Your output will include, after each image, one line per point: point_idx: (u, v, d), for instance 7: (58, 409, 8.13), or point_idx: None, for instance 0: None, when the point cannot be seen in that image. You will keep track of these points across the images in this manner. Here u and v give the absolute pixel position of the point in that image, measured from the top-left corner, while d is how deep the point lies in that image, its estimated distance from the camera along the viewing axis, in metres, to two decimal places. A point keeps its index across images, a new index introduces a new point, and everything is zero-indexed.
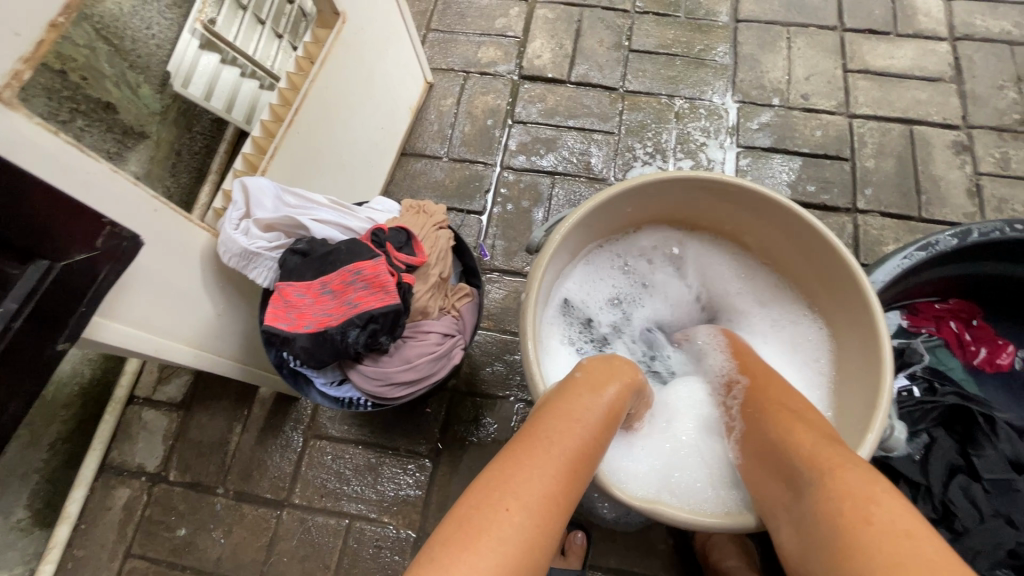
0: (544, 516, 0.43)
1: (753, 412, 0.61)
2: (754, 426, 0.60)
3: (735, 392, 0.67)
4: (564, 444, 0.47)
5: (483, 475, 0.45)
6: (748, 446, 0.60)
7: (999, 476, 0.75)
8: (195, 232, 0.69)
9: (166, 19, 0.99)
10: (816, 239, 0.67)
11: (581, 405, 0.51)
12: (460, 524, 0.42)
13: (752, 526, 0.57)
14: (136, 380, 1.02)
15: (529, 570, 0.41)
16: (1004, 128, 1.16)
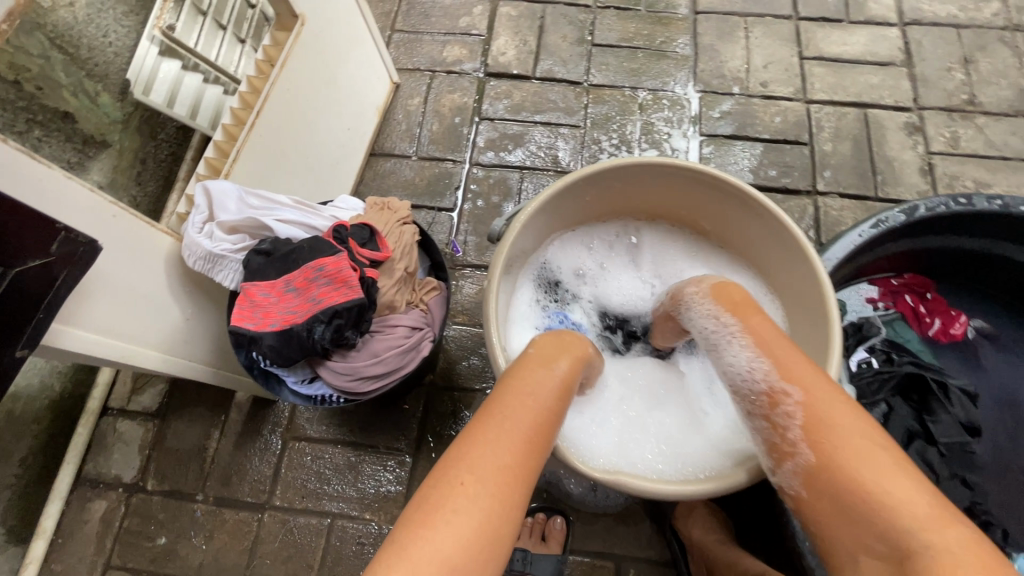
0: (498, 487, 0.45)
1: (818, 437, 0.49)
2: (826, 459, 0.48)
3: (787, 408, 0.52)
4: (517, 418, 0.49)
5: (444, 455, 0.47)
6: (810, 479, 0.49)
7: (953, 438, 0.79)
8: (157, 236, 0.69)
9: (123, 27, 0.97)
10: (776, 224, 0.68)
11: (532, 376, 0.53)
12: (422, 503, 0.44)
13: (720, 490, 0.56)
14: (110, 392, 1.02)
15: (487, 537, 0.43)
16: (953, 108, 1.20)
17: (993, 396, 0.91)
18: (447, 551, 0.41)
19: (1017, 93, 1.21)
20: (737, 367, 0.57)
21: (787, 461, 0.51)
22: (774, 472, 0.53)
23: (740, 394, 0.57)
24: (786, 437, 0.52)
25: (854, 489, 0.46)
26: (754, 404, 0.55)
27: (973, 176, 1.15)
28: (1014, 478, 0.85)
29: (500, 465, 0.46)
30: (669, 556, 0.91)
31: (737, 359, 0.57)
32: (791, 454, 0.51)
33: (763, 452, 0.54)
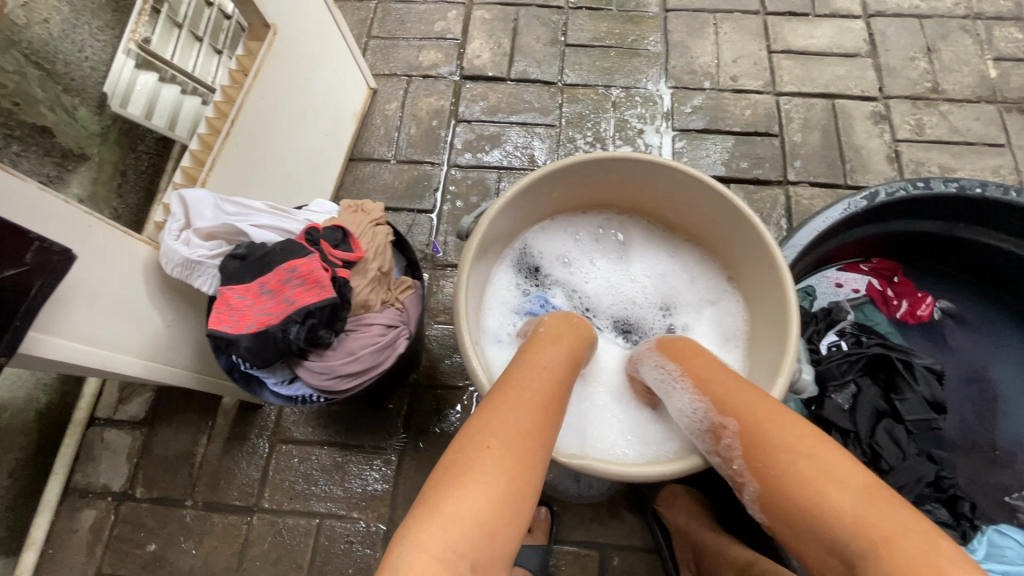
0: (521, 448, 0.48)
1: (759, 461, 0.51)
2: (768, 484, 0.50)
3: (728, 441, 0.54)
4: (533, 386, 0.53)
5: (468, 422, 0.51)
6: (766, 504, 0.51)
7: (919, 416, 0.81)
8: (134, 245, 0.71)
9: (99, 42, 0.99)
10: (744, 224, 0.70)
11: (539, 351, 0.58)
12: (450, 462, 0.47)
13: (672, 473, 0.60)
14: (96, 402, 1.03)
15: (513, 496, 0.46)
16: (918, 97, 1.24)
17: (961, 373, 0.95)
18: (482, 498, 0.45)
19: (979, 79, 1.24)
20: (685, 413, 0.59)
21: (744, 491, 0.53)
22: (743, 501, 0.55)
23: (698, 439, 0.59)
24: (737, 469, 0.54)
25: (802, 505, 0.48)
26: (708, 441, 0.57)
27: (938, 161, 1.18)
28: (980, 452, 0.89)
29: (524, 421, 0.50)
30: (653, 542, 0.92)
31: (684, 406, 0.60)
32: (746, 484, 0.53)
33: (731, 485, 0.56)
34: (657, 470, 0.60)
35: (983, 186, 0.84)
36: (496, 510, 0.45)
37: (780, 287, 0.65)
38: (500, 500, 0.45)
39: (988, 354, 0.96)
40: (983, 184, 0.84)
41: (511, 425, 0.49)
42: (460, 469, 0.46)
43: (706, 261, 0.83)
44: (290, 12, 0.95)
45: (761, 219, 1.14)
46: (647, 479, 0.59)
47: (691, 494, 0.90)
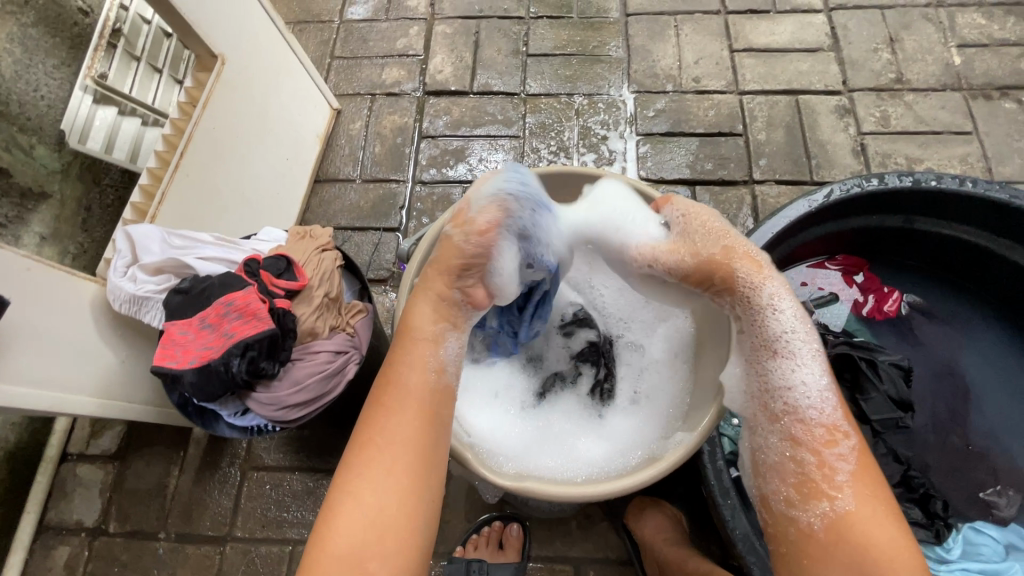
0: (396, 462, 0.54)
1: (854, 485, 0.53)
2: (858, 514, 0.51)
3: (840, 452, 0.54)
4: (404, 394, 0.57)
5: (359, 429, 0.56)
6: (835, 525, 0.52)
7: (885, 416, 0.81)
8: (79, 284, 0.72)
9: (55, 79, 0.99)
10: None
11: (423, 333, 0.61)
12: (350, 476, 0.54)
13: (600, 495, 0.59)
14: (68, 438, 1.03)
15: (400, 505, 0.53)
16: (882, 89, 1.23)
17: (929, 367, 0.95)
18: (377, 502, 0.52)
19: (944, 67, 1.23)
20: (806, 391, 0.58)
21: (819, 500, 0.53)
22: (790, 505, 0.55)
23: (776, 406, 0.58)
24: (828, 477, 0.53)
25: (861, 542, 0.50)
26: (802, 430, 0.56)
27: (905, 152, 1.17)
28: (953, 448, 0.90)
29: (403, 425, 0.55)
30: (627, 555, 0.91)
31: (809, 381, 0.58)
32: (830, 496, 0.53)
33: (785, 480, 0.56)
34: (601, 486, 0.60)
35: (938, 179, 0.83)
36: (384, 510, 0.52)
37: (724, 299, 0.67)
38: (386, 501, 0.52)
39: (956, 345, 0.97)
40: (939, 177, 0.83)
41: (387, 433, 0.55)
42: (357, 482, 0.53)
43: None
44: (239, 41, 0.96)
45: (728, 219, 1.13)
46: (590, 496, 0.58)
47: (662, 507, 0.88)
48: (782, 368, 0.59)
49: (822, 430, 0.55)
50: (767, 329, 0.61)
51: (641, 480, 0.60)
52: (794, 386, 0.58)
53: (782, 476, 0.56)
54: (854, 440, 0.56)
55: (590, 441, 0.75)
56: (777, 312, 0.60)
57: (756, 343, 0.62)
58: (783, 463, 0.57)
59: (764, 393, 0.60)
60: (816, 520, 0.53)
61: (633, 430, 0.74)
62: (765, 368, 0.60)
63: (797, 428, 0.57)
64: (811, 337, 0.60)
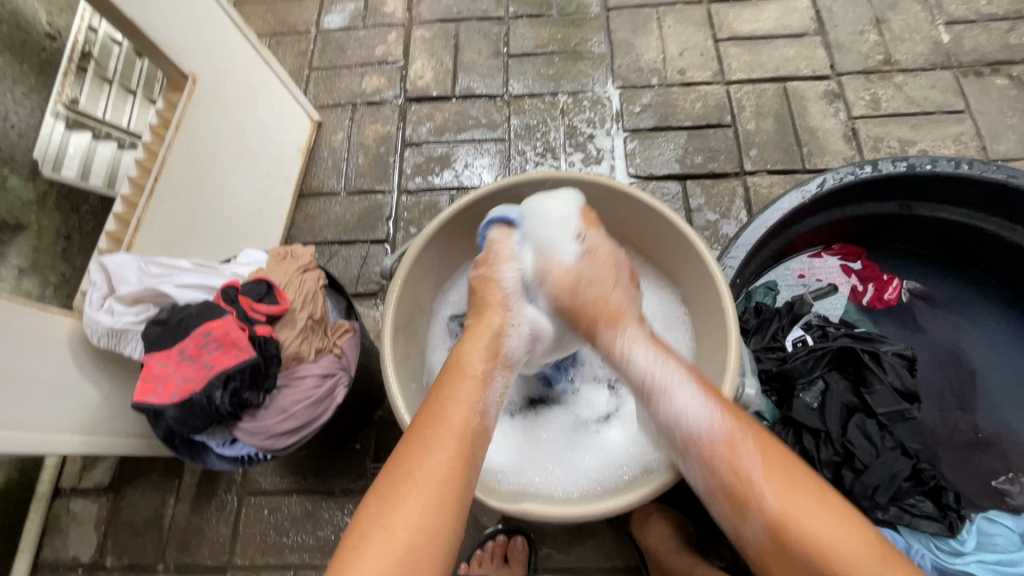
0: (440, 487, 0.53)
1: (770, 486, 0.53)
2: (786, 512, 0.52)
3: (745, 456, 0.55)
4: (452, 420, 0.57)
5: (397, 462, 0.54)
6: (775, 533, 0.52)
7: (890, 408, 0.79)
8: (54, 319, 0.70)
9: (24, 107, 0.92)
10: (681, 239, 0.72)
11: (473, 370, 0.62)
12: (382, 510, 0.52)
13: (596, 515, 0.58)
14: (60, 473, 1.01)
15: (436, 529, 0.51)
16: (870, 71, 1.20)
17: (934, 354, 0.94)
18: (410, 538, 0.50)
19: (932, 46, 1.21)
20: (687, 415, 0.57)
21: (749, 511, 0.54)
22: (733, 523, 0.56)
23: (675, 439, 0.58)
24: (747, 487, 0.54)
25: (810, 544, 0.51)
26: (706, 449, 0.56)
27: (897, 135, 1.15)
28: (962, 436, 0.88)
29: (445, 463, 0.54)
30: (634, 562, 0.88)
31: (687, 405, 0.57)
32: (756, 506, 0.53)
33: (719, 503, 0.56)
34: (590, 508, 0.58)
35: (934, 162, 0.82)
36: (415, 550, 0.50)
37: (720, 306, 0.67)
38: (419, 537, 0.51)
39: (960, 330, 0.95)
40: (935, 160, 0.82)
41: (427, 467, 0.54)
42: (390, 517, 0.51)
43: (663, 285, 0.81)
44: (209, 58, 0.93)
45: (721, 213, 1.11)
46: (581, 518, 0.58)
47: (664, 512, 0.87)
48: (660, 407, 0.59)
49: (716, 444, 0.55)
50: (633, 371, 0.62)
51: (632, 501, 0.58)
52: (675, 416, 0.58)
53: (716, 501, 0.57)
54: (745, 436, 0.55)
55: (583, 453, 0.73)
56: (632, 360, 0.62)
57: (635, 392, 0.63)
58: (709, 488, 0.57)
59: (661, 429, 0.60)
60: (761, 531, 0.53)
61: (629, 442, 0.73)
62: (650, 410, 0.61)
63: (699, 451, 0.56)
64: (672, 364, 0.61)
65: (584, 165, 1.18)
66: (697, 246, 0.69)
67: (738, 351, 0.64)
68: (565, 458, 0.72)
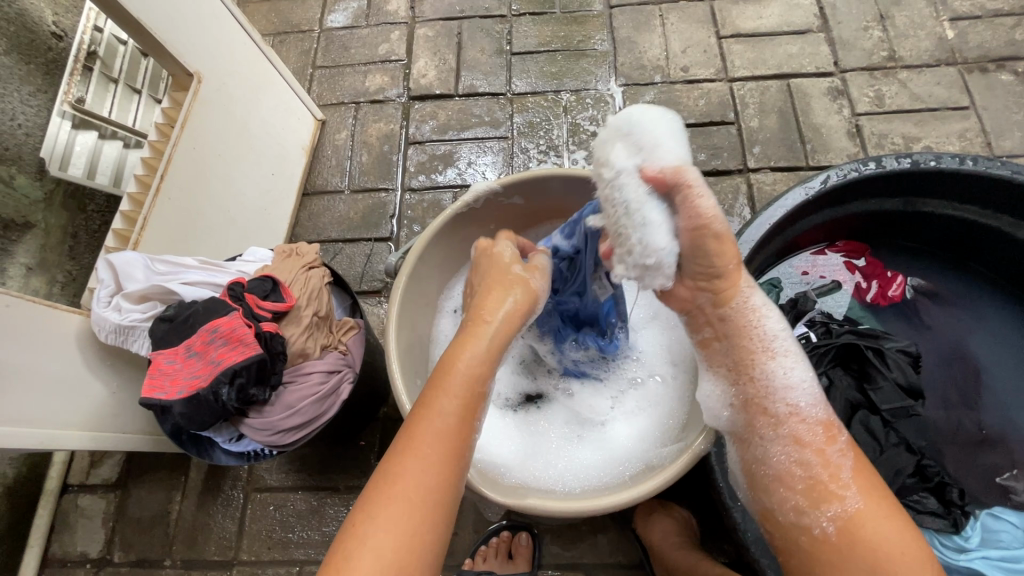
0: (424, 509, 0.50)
1: (856, 481, 0.59)
2: (869, 510, 0.57)
3: (840, 448, 0.61)
4: (440, 435, 0.53)
5: (382, 475, 0.51)
6: (846, 527, 0.57)
7: (895, 405, 0.79)
8: (63, 317, 0.71)
9: (31, 107, 0.93)
10: None
11: (463, 378, 0.56)
12: (368, 517, 0.49)
13: (583, 511, 0.58)
14: (68, 469, 1.01)
15: (417, 554, 0.49)
16: (875, 67, 1.20)
17: (937, 351, 0.94)
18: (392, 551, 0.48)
19: (937, 42, 1.20)
20: (801, 393, 0.63)
21: (829, 504, 0.58)
22: (801, 510, 0.59)
23: (775, 410, 0.63)
24: (836, 480, 0.59)
25: (877, 540, 0.55)
26: (804, 432, 0.62)
27: (901, 131, 1.14)
28: (966, 433, 0.88)
29: (430, 482, 0.51)
30: (637, 557, 0.89)
31: (802, 382, 0.63)
32: (839, 499, 0.58)
33: (792, 488, 0.60)
34: (588, 504, 0.59)
35: (938, 159, 0.82)
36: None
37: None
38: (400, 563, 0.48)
39: (965, 328, 0.95)
40: (939, 157, 0.82)
41: (409, 479, 0.51)
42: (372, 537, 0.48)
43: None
44: (214, 57, 0.94)
45: (724, 210, 1.11)
46: (586, 512, 0.58)
47: (668, 508, 0.87)
48: (777, 372, 0.63)
49: (818, 428, 0.61)
50: (761, 333, 0.64)
51: (638, 493, 0.59)
52: (789, 388, 0.63)
53: (789, 486, 0.61)
54: (845, 430, 0.62)
55: (583, 451, 0.73)
56: (765, 317, 0.64)
57: (750, 347, 0.64)
58: (784, 478, 0.61)
59: (761, 401, 0.63)
60: (828, 524, 0.58)
61: (632, 440, 0.73)
62: (756, 373, 0.63)
63: (800, 430, 0.62)
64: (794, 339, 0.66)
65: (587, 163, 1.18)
66: None
67: None
68: (564, 455, 0.73)
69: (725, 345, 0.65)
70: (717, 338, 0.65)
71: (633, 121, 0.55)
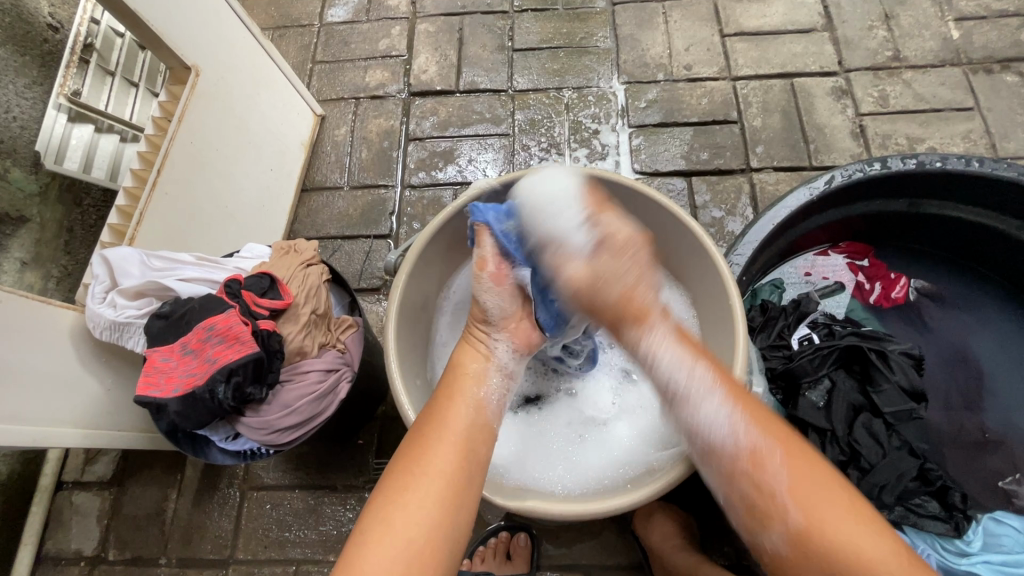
0: (444, 485, 0.52)
1: (796, 495, 0.51)
2: (813, 525, 0.49)
3: (772, 469, 0.52)
4: (453, 418, 0.56)
5: (399, 457, 0.54)
6: (796, 544, 0.50)
7: (898, 408, 0.78)
8: (57, 312, 0.69)
9: (26, 99, 0.92)
10: (689, 237, 0.71)
11: (468, 370, 0.61)
12: (383, 503, 0.51)
13: (584, 514, 0.58)
14: (63, 466, 1.01)
15: (440, 528, 0.50)
16: (879, 67, 1.19)
17: (940, 353, 0.93)
18: (410, 533, 0.49)
19: (942, 42, 1.20)
20: (711, 429, 0.54)
21: (773, 523, 0.51)
22: (752, 529, 0.54)
23: (697, 446, 0.56)
24: (771, 502, 0.51)
25: (827, 554, 0.49)
26: (732, 464, 0.54)
27: (905, 132, 1.14)
28: (968, 436, 0.88)
29: (448, 457, 0.53)
30: (636, 559, 0.88)
31: (713, 419, 0.54)
32: (779, 519, 0.51)
33: (738, 510, 0.55)
34: (591, 508, 0.58)
35: (943, 160, 0.81)
36: (419, 545, 0.49)
37: (726, 302, 0.66)
38: (424, 533, 0.49)
39: (967, 330, 0.94)
40: (944, 158, 0.81)
41: (432, 461, 0.53)
42: (393, 510, 0.50)
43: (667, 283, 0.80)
44: (213, 51, 0.93)
45: (727, 210, 1.10)
46: (590, 515, 0.58)
47: (667, 509, 0.86)
48: (684, 414, 0.56)
49: (742, 456, 0.53)
50: (654, 379, 0.57)
51: (644, 496, 0.58)
52: (699, 427, 0.55)
53: (737, 507, 0.55)
54: (775, 448, 0.52)
55: (586, 454, 0.72)
56: (654, 362, 0.57)
57: (658, 394, 0.59)
58: (730, 495, 0.55)
59: (687, 441, 0.57)
60: (780, 541, 0.52)
61: (635, 442, 0.73)
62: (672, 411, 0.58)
63: (724, 460, 0.54)
64: (693, 374, 0.55)
65: (589, 161, 1.18)
66: (708, 248, 0.68)
67: (745, 330, 0.64)
68: (568, 458, 0.72)
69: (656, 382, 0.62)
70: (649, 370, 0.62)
71: (535, 189, 0.66)
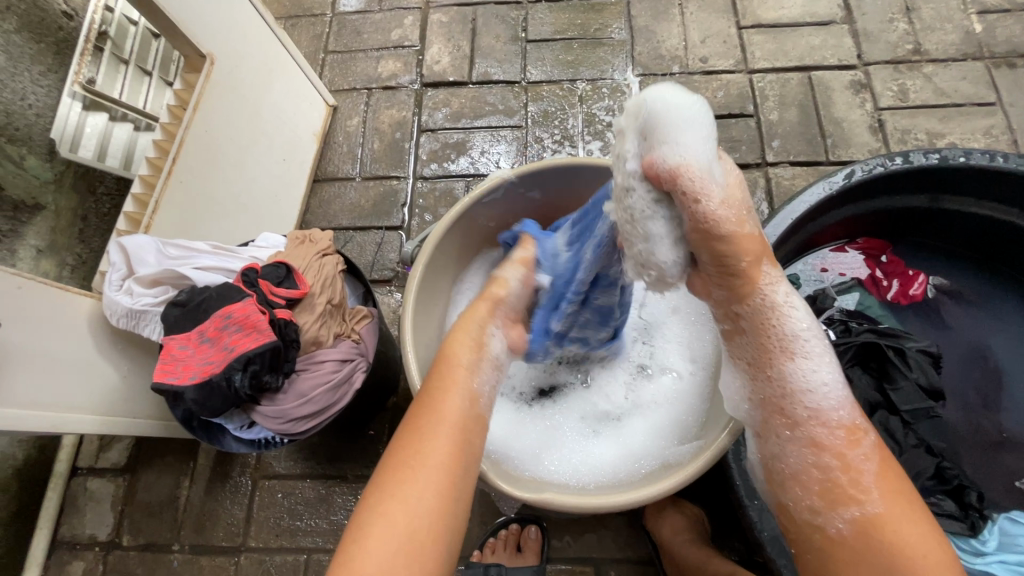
0: (436, 477, 0.52)
1: (879, 485, 0.53)
2: (889, 514, 0.52)
3: (862, 452, 0.54)
4: (444, 410, 0.55)
5: (392, 451, 0.53)
6: (863, 530, 0.52)
7: (915, 405, 0.78)
8: (75, 299, 0.70)
9: (42, 87, 0.92)
10: None
11: (458, 358, 0.59)
12: (378, 498, 0.51)
13: (596, 506, 0.58)
14: (77, 453, 1.02)
15: (436, 519, 0.50)
16: (899, 61, 1.17)
17: (958, 352, 0.92)
18: (407, 526, 0.49)
19: (964, 36, 1.17)
20: (825, 394, 0.57)
21: (847, 507, 0.53)
22: (817, 512, 0.55)
23: (794, 412, 0.57)
24: (854, 484, 0.53)
25: (897, 546, 0.51)
26: (825, 435, 0.56)
27: (925, 127, 1.12)
28: (985, 435, 0.87)
29: (440, 449, 0.53)
30: (646, 553, 0.88)
31: (827, 382, 0.57)
32: (857, 503, 0.53)
33: (808, 489, 0.55)
34: (608, 501, 0.58)
35: (966, 155, 0.80)
36: (416, 538, 0.49)
37: None
38: (419, 525, 0.49)
39: (986, 329, 0.93)
40: (968, 153, 0.79)
41: (425, 452, 0.53)
42: (387, 505, 0.50)
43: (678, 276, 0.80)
44: (228, 39, 0.92)
45: None
46: (607, 507, 0.57)
47: (680, 505, 0.86)
48: (796, 372, 0.58)
49: (842, 432, 0.55)
50: (780, 332, 0.58)
51: (660, 491, 0.58)
52: (809, 387, 0.57)
53: (804, 486, 0.56)
54: (869, 432, 0.56)
55: (599, 448, 0.72)
56: (788, 315, 0.57)
57: (771, 345, 0.58)
58: (805, 469, 0.56)
59: (775, 400, 0.58)
60: (844, 525, 0.53)
61: (649, 437, 0.72)
62: (774, 371, 0.58)
63: (819, 432, 0.56)
64: (820, 335, 0.59)
65: (602, 154, 1.17)
66: None
67: None
68: (581, 451, 0.72)
69: (744, 339, 0.60)
70: (739, 329, 0.60)
71: (661, 104, 0.49)
